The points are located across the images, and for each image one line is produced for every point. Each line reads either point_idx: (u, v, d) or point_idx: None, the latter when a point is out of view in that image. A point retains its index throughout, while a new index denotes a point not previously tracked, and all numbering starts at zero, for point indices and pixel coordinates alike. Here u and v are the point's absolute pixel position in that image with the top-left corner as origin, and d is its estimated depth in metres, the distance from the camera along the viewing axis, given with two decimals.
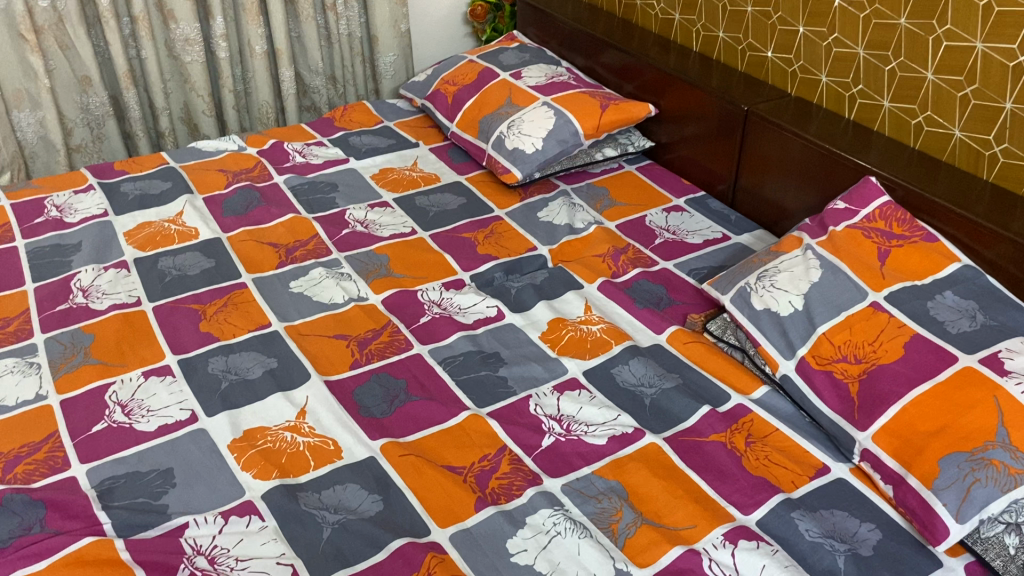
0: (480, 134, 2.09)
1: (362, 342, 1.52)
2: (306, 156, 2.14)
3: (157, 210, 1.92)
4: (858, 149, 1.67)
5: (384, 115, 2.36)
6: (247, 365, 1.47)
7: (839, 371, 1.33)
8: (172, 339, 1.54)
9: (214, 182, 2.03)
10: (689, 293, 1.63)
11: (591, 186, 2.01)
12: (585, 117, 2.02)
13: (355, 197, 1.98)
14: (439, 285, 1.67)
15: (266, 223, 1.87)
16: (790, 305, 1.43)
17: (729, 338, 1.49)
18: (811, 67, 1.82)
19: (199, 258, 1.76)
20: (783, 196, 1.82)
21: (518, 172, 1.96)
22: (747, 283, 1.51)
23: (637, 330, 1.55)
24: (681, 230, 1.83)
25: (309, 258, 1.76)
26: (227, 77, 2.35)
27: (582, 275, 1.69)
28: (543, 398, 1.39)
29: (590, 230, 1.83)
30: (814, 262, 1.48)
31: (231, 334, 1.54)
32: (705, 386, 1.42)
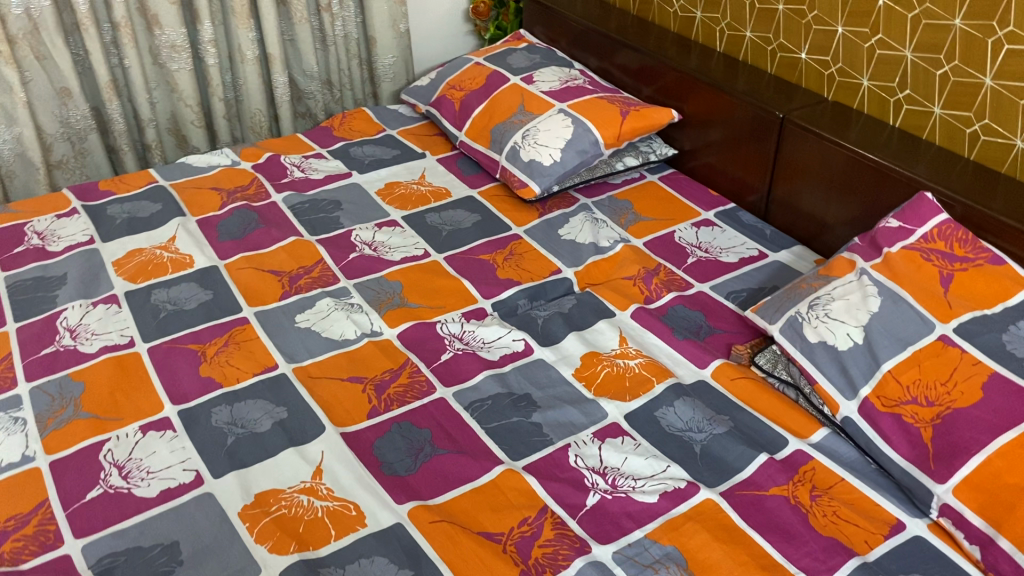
0: (492, 143, 1.95)
1: (379, 385, 1.38)
2: (306, 170, 2.00)
3: (148, 235, 1.77)
4: (907, 159, 1.55)
5: (386, 123, 2.22)
6: (255, 416, 1.34)
7: (909, 415, 1.21)
8: (171, 386, 1.40)
9: (208, 201, 1.89)
10: (731, 320, 1.51)
11: (613, 199, 1.88)
12: (605, 124, 1.89)
13: (361, 216, 1.84)
14: (458, 315, 1.54)
15: (266, 248, 1.73)
16: (849, 338, 1.31)
17: (781, 373, 1.37)
18: (851, 70, 1.69)
19: (196, 290, 1.62)
20: (823, 210, 1.70)
21: (535, 186, 1.82)
22: (798, 312, 1.39)
23: (678, 364, 1.42)
24: (714, 248, 1.71)
25: (315, 287, 1.63)
26: (216, 85, 2.20)
27: (613, 301, 1.56)
28: (583, 448, 1.27)
29: (617, 249, 1.70)
30: (871, 289, 1.36)
31: (235, 379, 1.41)
32: (758, 430, 1.30)
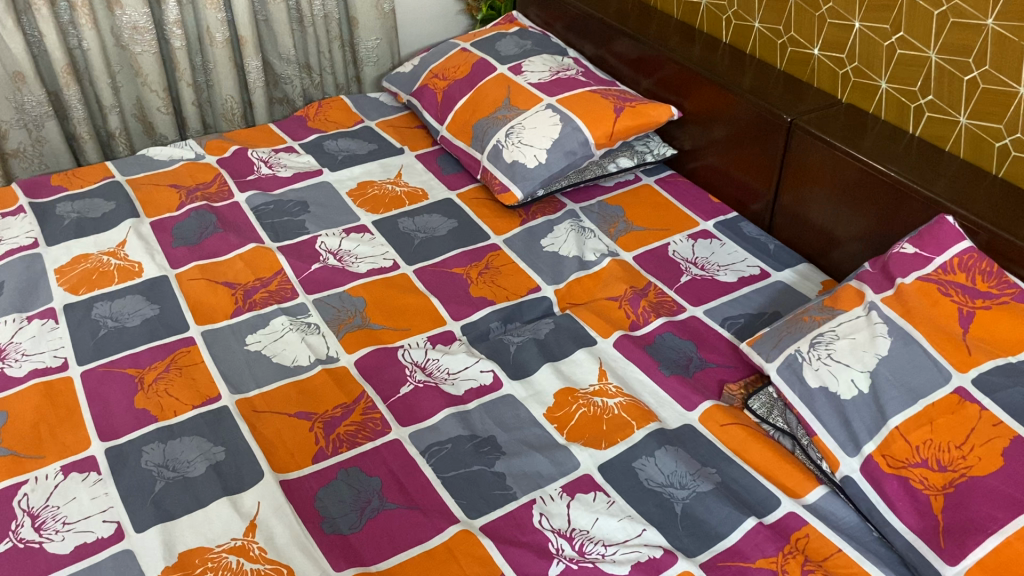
0: (474, 141, 1.80)
1: (329, 423, 1.25)
2: (273, 167, 1.85)
3: (96, 239, 1.64)
4: (927, 175, 1.39)
5: (365, 114, 2.07)
6: (189, 457, 1.21)
7: (917, 479, 1.07)
8: (101, 419, 1.27)
9: (165, 200, 1.75)
10: (725, 352, 1.37)
11: (603, 204, 1.73)
12: (596, 122, 1.72)
13: (328, 220, 1.70)
14: (423, 340, 1.40)
15: (221, 256, 1.60)
16: (853, 386, 1.17)
17: (776, 420, 1.23)
18: (868, 70, 1.52)
19: (141, 303, 1.49)
20: (833, 226, 1.54)
21: (517, 192, 1.67)
22: (798, 350, 1.24)
23: (663, 404, 1.28)
24: (711, 264, 1.55)
25: (270, 303, 1.49)
26: (184, 69, 2.05)
27: (594, 327, 1.42)
28: (549, 505, 1.13)
29: (603, 264, 1.55)
30: (881, 328, 1.21)
31: (171, 412, 1.28)
32: (748, 487, 1.16)
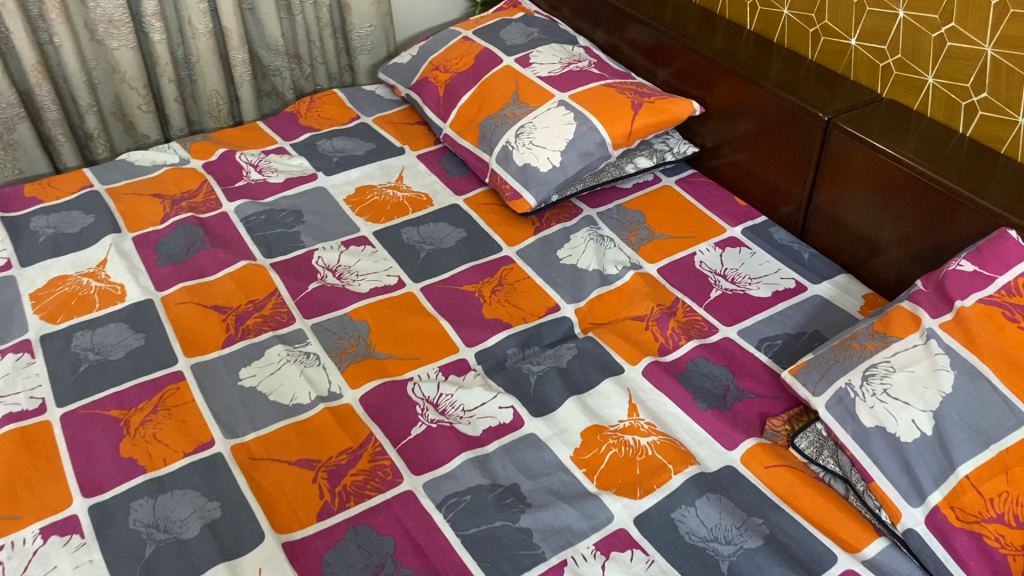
0: (480, 141, 1.67)
1: (335, 472, 1.14)
2: (264, 172, 1.72)
3: (74, 258, 1.50)
4: (981, 182, 1.27)
5: (361, 109, 1.94)
6: (181, 515, 1.09)
7: (992, 536, 0.98)
8: (84, 470, 1.15)
9: (148, 212, 1.61)
10: (764, 380, 1.25)
11: (622, 208, 1.61)
12: (613, 120, 1.59)
13: (325, 231, 1.57)
14: (434, 370, 1.29)
15: (211, 275, 1.47)
16: (914, 428, 1.06)
17: (826, 462, 1.12)
18: (912, 64, 1.39)
19: (125, 332, 1.36)
20: (873, 232, 1.42)
21: (530, 199, 1.55)
22: (849, 384, 1.13)
23: (700, 442, 1.17)
24: (742, 277, 1.43)
25: (264, 330, 1.36)
26: (165, 65, 1.91)
27: (620, 352, 1.30)
28: (582, 567, 1.02)
29: (626, 279, 1.43)
30: (942, 360, 1.09)
31: (161, 462, 1.16)
32: (799, 541, 1.05)
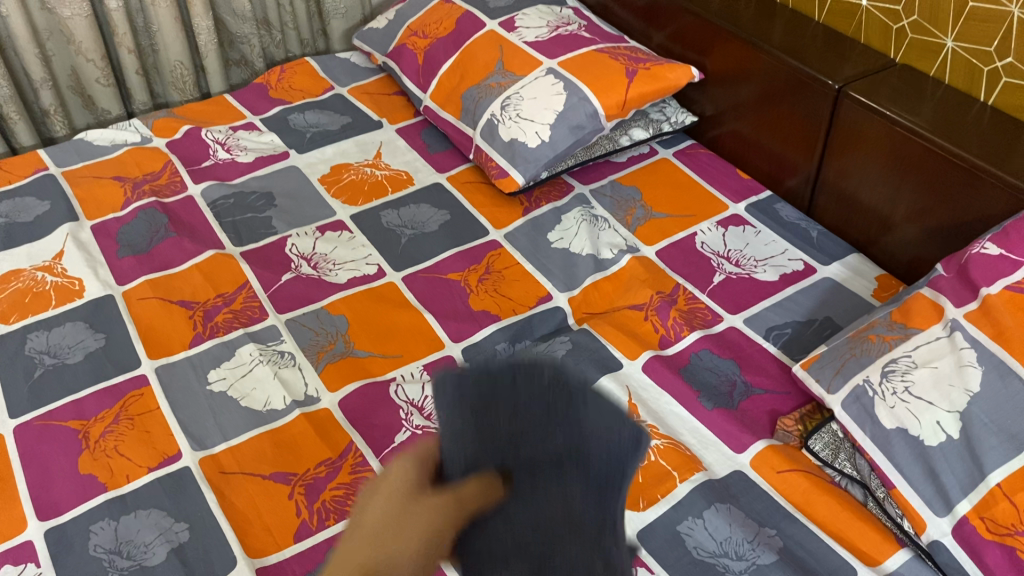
0: (463, 114, 1.56)
1: (313, 487, 1.05)
2: (232, 150, 1.61)
3: (28, 249, 1.39)
4: (1005, 155, 1.17)
5: (335, 79, 1.82)
6: (146, 539, 1.00)
7: None
8: (40, 490, 1.06)
9: (109, 196, 1.50)
10: (774, 374, 1.18)
11: (616, 184, 1.52)
12: (606, 89, 1.48)
13: (298, 216, 1.47)
14: (419, 369, 1.20)
15: (176, 267, 1.36)
16: (940, 430, 0.97)
17: (843, 466, 1.04)
18: (930, 26, 1.29)
19: (83, 332, 1.26)
20: (887, 207, 1.32)
21: (518, 176, 1.45)
22: (867, 382, 1.04)
23: (707, 446, 1.09)
24: (746, 260, 1.36)
25: (234, 327, 1.27)
26: (123, 34, 1.78)
27: (618, 346, 1.22)
28: None
29: (623, 263, 1.35)
30: (968, 356, 1.00)
31: (123, 478, 1.07)
32: (816, 554, 0.97)
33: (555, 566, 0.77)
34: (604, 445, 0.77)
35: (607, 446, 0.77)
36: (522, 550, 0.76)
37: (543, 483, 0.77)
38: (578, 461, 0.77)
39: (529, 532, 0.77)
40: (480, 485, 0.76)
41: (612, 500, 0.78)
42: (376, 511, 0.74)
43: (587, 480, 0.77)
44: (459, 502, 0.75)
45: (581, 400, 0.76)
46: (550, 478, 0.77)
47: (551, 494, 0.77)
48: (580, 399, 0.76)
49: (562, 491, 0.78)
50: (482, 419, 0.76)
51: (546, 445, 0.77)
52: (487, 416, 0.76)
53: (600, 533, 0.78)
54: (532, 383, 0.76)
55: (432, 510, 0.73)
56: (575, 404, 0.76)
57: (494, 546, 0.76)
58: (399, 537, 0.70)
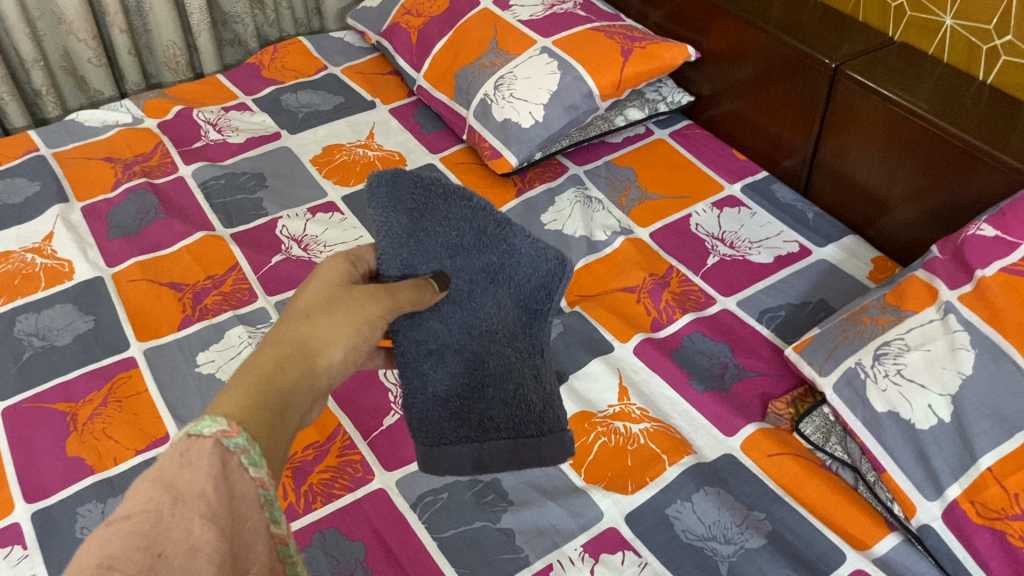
0: (456, 94, 1.54)
1: (300, 469, 1.04)
2: (224, 131, 1.60)
3: (18, 231, 1.38)
4: (1003, 134, 1.15)
5: (328, 58, 1.80)
6: None
7: (1016, 534, 0.87)
8: (27, 472, 1.05)
9: (99, 177, 1.49)
10: (766, 357, 1.17)
11: (611, 165, 1.51)
12: (600, 69, 1.46)
13: (289, 197, 1.46)
14: None
15: (166, 249, 1.35)
16: (931, 414, 0.96)
17: (834, 449, 1.03)
18: (928, 4, 1.27)
19: (72, 314, 1.25)
20: (884, 188, 1.31)
21: (512, 157, 1.43)
22: (860, 364, 1.03)
23: (697, 429, 1.08)
24: (741, 242, 1.34)
25: (224, 309, 1.26)
26: (115, 13, 1.76)
27: (610, 328, 1.21)
28: (569, 572, 0.94)
29: (616, 246, 1.34)
30: (962, 338, 0.99)
31: (111, 460, 1.06)
32: (806, 538, 0.96)
33: (490, 373, 0.86)
34: (526, 261, 0.86)
35: (531, 265, 0.86)
36: (459, 348, 0.85)
37: (476, 295, 0.85)
38: (503, 278, 0.86)
39: (464, 332, 0.85)
40: (417, 292, 0.80)
41: (540, 325, 0.88)
42: (307, 295, 0.76)
43: (516, 298, 0.87)
44: (392, 307, 0.78)
45: (505, 231, 0.86)
46: (481, 291, 0.85)
47: (486, 302, 0.85)
48: (509, 233, 0.86)
49: (491, 300, 0.86)
50: (420, 235, 0.84)
51: (476, 260, 0.85)
52: (423, 229, 0.84)
53: (531, 351, 0.88)
54: (458, 202, 0.86)
55: (368, 303, 0.76)
56: (501, 234, 0.86)
57: (432, 342, 0.84)
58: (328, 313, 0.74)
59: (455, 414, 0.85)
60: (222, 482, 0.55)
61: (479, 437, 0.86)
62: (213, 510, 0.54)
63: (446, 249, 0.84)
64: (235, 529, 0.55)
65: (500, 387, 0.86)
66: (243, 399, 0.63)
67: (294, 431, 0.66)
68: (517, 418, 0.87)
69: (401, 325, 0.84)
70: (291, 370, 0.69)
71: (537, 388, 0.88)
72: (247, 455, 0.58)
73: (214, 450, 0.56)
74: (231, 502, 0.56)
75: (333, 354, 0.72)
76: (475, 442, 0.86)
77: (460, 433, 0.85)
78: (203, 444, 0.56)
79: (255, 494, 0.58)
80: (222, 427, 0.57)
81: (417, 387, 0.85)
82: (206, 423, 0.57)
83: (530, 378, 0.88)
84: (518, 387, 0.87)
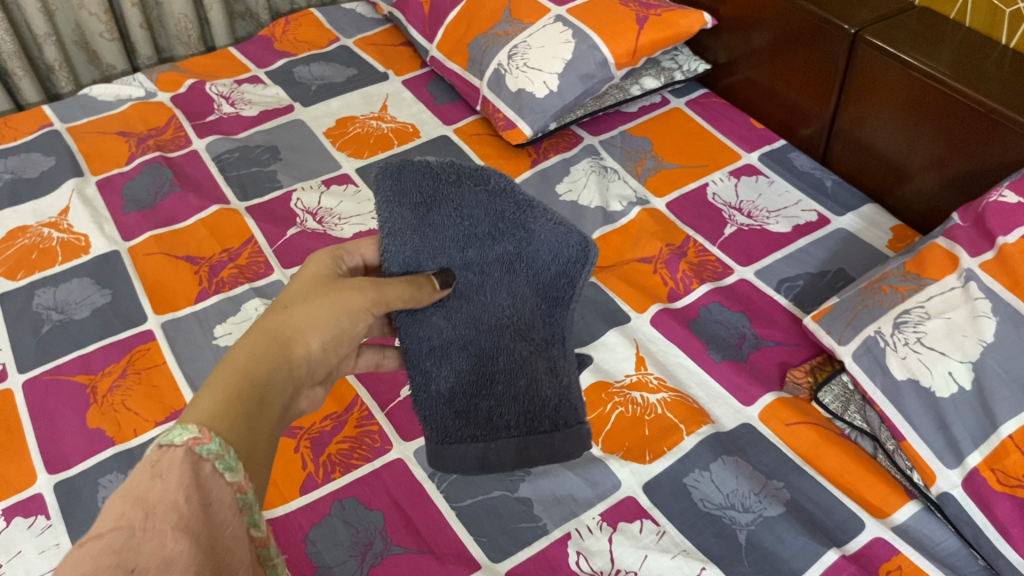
0: (469, 64, 1.53)
1: (318, 440, 1.05)
2: (236, 104, 1.59)
3: (34, 205, 1.38)
4: None
5: (340, 30, 1.79)
6: None
7: None
8: (48, 443, 1.06)
9: (114, 152, 1.49)
10: (785, 327, 1.16)
11: (626, 135, 1.50)
12: (616, 37, 1.44)
13: (303, 169, 1.45)
14: None
15: (181, 222, 1.36)
16: (951, 381, 0.95)
17: (853, 418, 1.03)
18: None
19: (89, 288, 1.25)
20: (904, 155, 1.29)
21: (526, 128, 1.42)
22: (879, 333, 1.02)
23: (714, 398, 1.08)
24: (759, 211, 1.33)
25: (240, 282, 1.26)
26: None
27: (626, 299, 1.20)
28: (588, 541, 0.94)
29: (632, 216, 1.33)
30: (983, 305, 0.98)
31: (131, 432, 1.07)
32: (824, 506, 0.96)
33: (499, 369, 0.83)
34: (548, 246, 0.81)
35: (552, 248, 0.81)
36: (464, 343, 0.83)
37: (489, 285, 0.82)
38: (524, 264, 0.81)
39: (469, 326, 0.82)
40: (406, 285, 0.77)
41: (562, 312, 0.83)
42: (296, 287, 0.75)
43: (535, 287, 0.82)
44: (379, 300, 0.75)
45: (526, 214, 0.81)
46: (495, 281, 0.82)
47: (497, 295, 0.82)
48: (527, 219, 0.81)
49: (508, 288, 0.82)
50: (426, 231, 0.81)
51: (492, 247, 0.81)
52: (430, 217, 0.81)
53: (548, 342, 0.84)
54: (471, 188, 0.82)
55: (353, 292, 0.75)
56: (521, 217, 0.81)
57: (434, 338, 0.82)
58: (312, 307, 0.73)
59: (460, 411, 0.83)
60: (194, 491, 0.50)
61: (487, 435, 0.83)
62: (188, 518, 0.47)
63: (458, 238, 0.81)
64: (213, 537, 0.50)
65: (510, 384, 0.83)
66: (223, 390, 0.60)
67: (275, 426, 0.62)
68: (529, 414, 0.83)
69: (403, 321, 0.82)
70: (273, 359, 0.66)
71: (552, 381, 0.84)
72: (221, 460, 0.53)
73: (186, 460, 0.51)
74: (203, 515, 0.49)
75: (309, 346, 0.71)
76: (482, 440, 0.83)
77: (465, 432, 0.83)
78: (174, 454, 0.51)
79: (234, 499, 0.53)
80: (192, 434, 0.52)
81: (420, 383, 0.83)
82: (176, 432, 0.52)
83: (545, 371, 0.83)
84: (530, 383, 0.83)
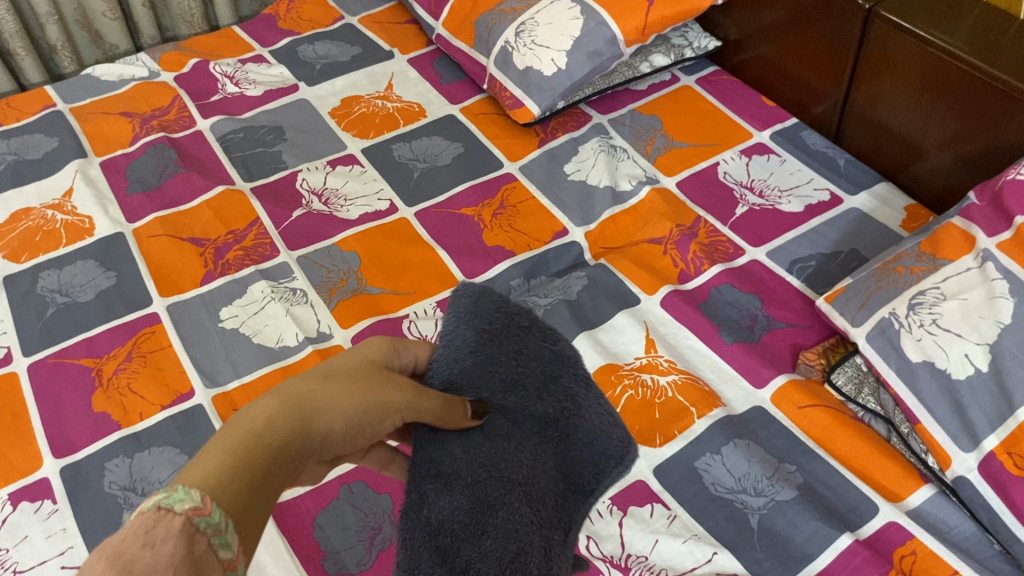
0: (476, 42, 1.51)
1: None
2: (241, 84, 1.57)
3: (38, 187, 1.37)
4: None
5: (345, 8, 1.77)
6: (160, 476, 0.99)
7: None
8: (54, 427, 1.05)
9: (117, 132, 1.48)
10: (797, 309, 1.14)
11: (636, 113, 1.47)
12: (625, 15, 1.41)
13: (308, 149, 1.44)
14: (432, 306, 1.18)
15: (186, 203, 1.34)
16: (968, 363, 0.93)
17: (866, 400, 1.02)
18: None
19: (94, 271, 1.24)
20: (919, 133, 1.27)
21: (533, 107, 1.40)
22: (894, 314, 1.01)
23: (726, 381, 1.07)
24: (770, 190, 1.31)
25: (246, 264, 1.25)
26: None
27: (636, 281, 1.19)
28: (598, 525, 0.93)
29: (641, 196, 1.31)
30: (1001, 286, 0.96)
31: (137, 416, 1.06)
32: (837, 491, 0.95)
33: (495, 522, 0.63)
34: (589, 428, 0.70)
35: (594, 431, 0.70)
36: (471, 481, 0.64)
37: (520, 436, 0.67)
38: (562, 430, 0.69)
39: (484, 464, 0.65)
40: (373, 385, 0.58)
41: (575, 502, 0.70)
42: (334, 371, 0.57)
43: (560, 462, 0.69)
44: (408, 405, 0.59)
45: (582, 387, 0.71)
46: (530, 428, 0.68)
47: (523, 449, 0.67)
48: (583, 359, 0.72)
49: (532, 448, 0.67)
50: (480, 359, 0.68)
51: (537, 404, 0.69)
52: (489, 347, 0.69)
53: (552, 526, 0.67)
54: (539, 339, 0.71)
55: (393, 391, 0.59)
56: (575, 388, 0.70)
57: (444, 464, 0.64)
58: (336, 401, 0.54)
59: (440, 547, 0.62)
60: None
61: None
62: None
63: (506, 380, 0.68)
64: None
65: (501, 544, 0.63)
66: (227, 454, 0.46)
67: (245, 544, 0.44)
68: None
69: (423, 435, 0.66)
70: (284, 437, 0.50)
71: (543, 567, 0.64)
72: (220, 536, 0.42)
73: (181, 533, 0.40)
74: None
75: (330, 426, 0.54)
76: None
77: (435, 574, 0.62)
78: (171, 523, 0.40)
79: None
80: (196, 502, 0.42)
81: (411, 501, 0.64)
82: (179, 493, 0.42)
83: (539, 550, 0.64)
84: (520, 553, 0.63)
